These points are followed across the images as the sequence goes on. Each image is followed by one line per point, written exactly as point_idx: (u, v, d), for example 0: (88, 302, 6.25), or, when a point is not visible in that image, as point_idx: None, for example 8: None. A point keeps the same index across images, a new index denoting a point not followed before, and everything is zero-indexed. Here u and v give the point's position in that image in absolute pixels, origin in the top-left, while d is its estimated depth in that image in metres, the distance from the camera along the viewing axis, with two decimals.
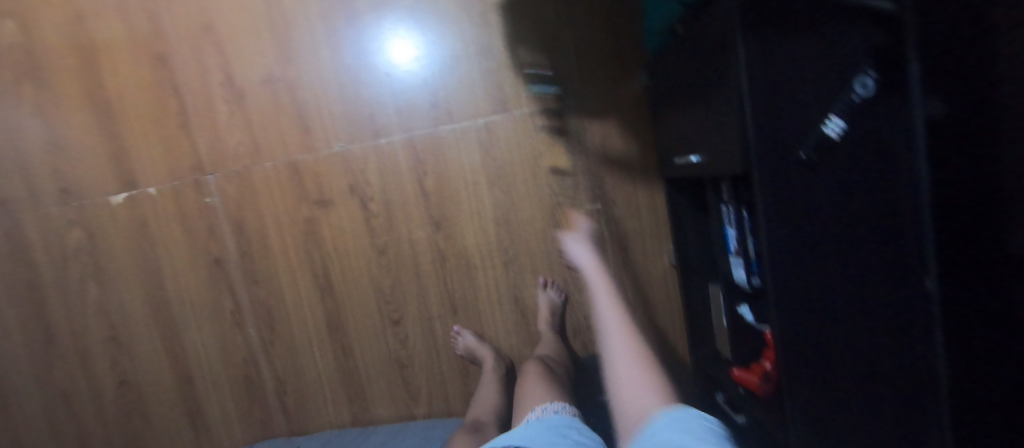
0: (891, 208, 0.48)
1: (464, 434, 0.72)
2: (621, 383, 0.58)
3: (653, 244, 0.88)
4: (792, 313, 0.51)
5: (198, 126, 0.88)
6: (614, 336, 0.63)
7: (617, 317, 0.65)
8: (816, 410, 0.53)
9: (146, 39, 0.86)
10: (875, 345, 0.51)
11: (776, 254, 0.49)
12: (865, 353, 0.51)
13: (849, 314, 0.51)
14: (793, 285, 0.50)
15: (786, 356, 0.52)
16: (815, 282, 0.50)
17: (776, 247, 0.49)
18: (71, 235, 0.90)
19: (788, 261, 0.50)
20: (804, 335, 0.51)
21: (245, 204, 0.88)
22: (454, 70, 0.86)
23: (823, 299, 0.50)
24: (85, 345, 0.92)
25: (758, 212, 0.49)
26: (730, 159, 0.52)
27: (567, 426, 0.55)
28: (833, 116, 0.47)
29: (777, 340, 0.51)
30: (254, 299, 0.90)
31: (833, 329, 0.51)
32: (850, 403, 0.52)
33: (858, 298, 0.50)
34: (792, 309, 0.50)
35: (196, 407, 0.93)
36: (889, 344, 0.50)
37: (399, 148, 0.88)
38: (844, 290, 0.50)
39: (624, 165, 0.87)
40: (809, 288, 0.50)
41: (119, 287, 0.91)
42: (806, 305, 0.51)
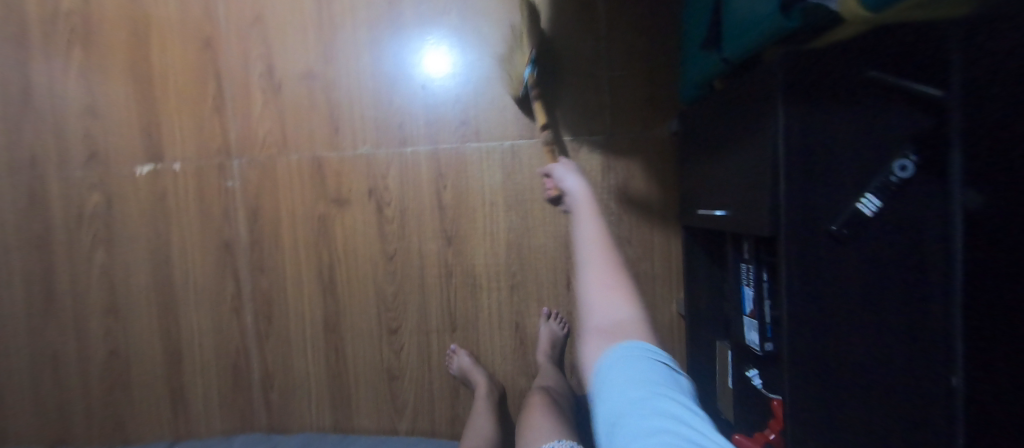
0: (920, 295, 0.47)
1: None
2: (587, 289, 0.48)
3: (664, 290, 0.87)
4: (805, 389, 0.49)
5: (232, 110, 0.89)
6: (590, 247, 0.51)
7: (597, 230, 0.52)
8: None
9: (197, 22, 0.89)
10: (890, 435, 0.48)
11: (795, 325, 0.48)
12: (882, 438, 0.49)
13: (866, 398, 0.48)
14: (809, 358, 0.48)
15: (794, 432, 0.49)
16: (832, 359, 0.48)
17: (796, 317, 0.48)
18: (91, 199, 0.91)
19: (807, 333, 0.48)
20: (815, 412, 0.49)
21: (264, 193, 0.89)
22: (488, 91, 0.87)
23: (838, 377, 0.48)
24: (83, 309, 0.92)
25: (782, 278, 0.48)
26: (756, 219, 0.52)
27: None
28: (869, 193, 0.46)
29: (788, 413, 0.49)
30: (256, 288, 0.90)
31: (847, 411, 0.49)
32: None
33: (877, 382, 0.48)
34: (806, 383, 0.49)
35: (181, 389, 0.92)
36: (907, 432, 0.48)
37: (423, 159, 0.88)
38: (864, 369, 0.48)
39: (644, 206, 0.86)
40: (825, 364, 0.48)
41: (127, 256, 0.91)
42: (820, 382, 0.49)
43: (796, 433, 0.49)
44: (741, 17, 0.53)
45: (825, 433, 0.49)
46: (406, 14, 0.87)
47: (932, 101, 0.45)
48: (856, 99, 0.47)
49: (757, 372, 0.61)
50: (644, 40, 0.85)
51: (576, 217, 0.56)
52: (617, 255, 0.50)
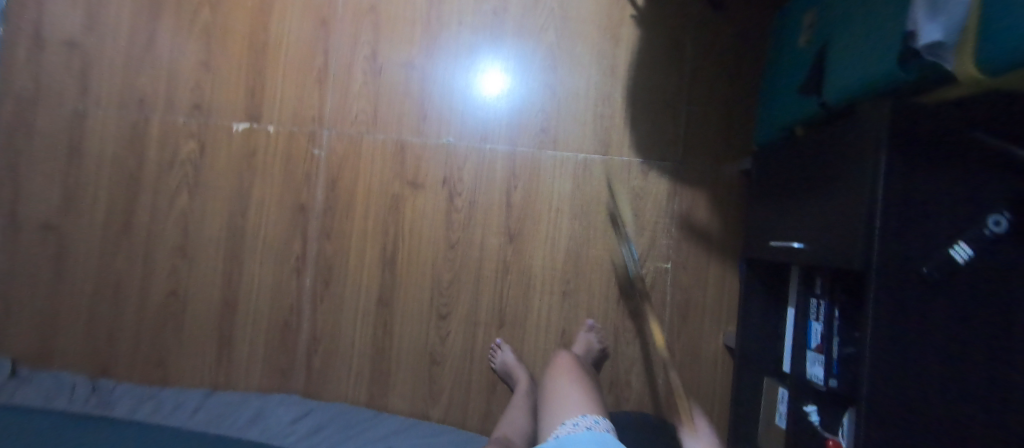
0: (993, 346, 0.49)
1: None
2: None
3: (713, 322, 0.88)
4: (874, 433, 0.51)
5: (333, 85, 0.96)
6: None
7: None
8: None
9: (318, 3, 0.97)
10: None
11: (876, 361, 0.50)
12: None
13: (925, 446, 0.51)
14: (885, 400, 0.51)
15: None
16: (903, 402, 0.51)
17: (877, 354, 0.50)
18: (186, 145, 0.98)
19: (885, 371, 0.50)
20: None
21: (346, 165, 0.95)
22: (572, 105, 0.92)
23: (905, 421, 0.51)
24: (154, 245, 0.97)
25: (868, 311, 0.50)
26: (842, 252, 0.54)
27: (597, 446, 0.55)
28: (962, 242, 0.49)
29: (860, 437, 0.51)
30: (321, 252, 0.94)
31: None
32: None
33: (937, 433, 0.51)
34: (878, 425, 0.51)
35: (228, 338, 0.94)
36: None
37: (500, 157, 0.93)
38: (940, 404, 0.50)
39: (704, 237, 0.89)
40: (899, 407, 0.51)
41: (206, 202, 0.96)
42: (892, 425, 0.51)
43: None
44: (846, 65, 0.57)
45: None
46: (508, 25, 0.94)
47: None
48: (956, 155, 0.50)
49: (815, 408, 0.62)
50: (725, 82, 0.90)
51: None
52: None
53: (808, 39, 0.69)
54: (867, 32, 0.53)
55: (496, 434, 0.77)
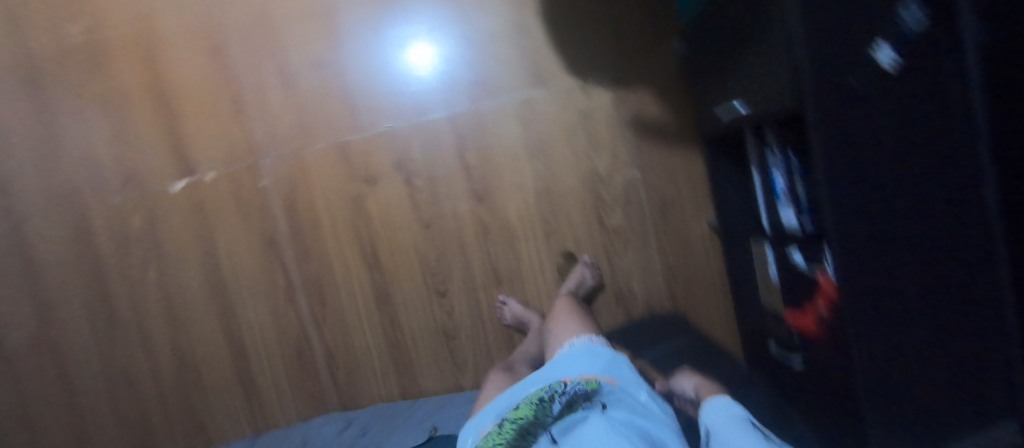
0: None
1: (500, 372, 0.84)
2: None
3: (693, 209, 0.90)
4: (860, 275, 0.48)
5: (252, 112, 0.93)
6: None
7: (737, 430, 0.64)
8: (891, 346, 0.48)
9: (204, 33, 0.92)
10: None
11: (839, 201, 0.47)
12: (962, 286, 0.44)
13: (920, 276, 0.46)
14: (858, 238, 0.48)
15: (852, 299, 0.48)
16: (872, 231, 0.47)
17: (837, 194, 0.47)
18: (133, 220, 0.95)
19: (850, 209, 0.48)
20: (869, 300, 0.48)
21: (296, 185, 0.93)
22: (492, 48, 0.90)
23: (881, 252, 0.47)
24: (145, 326, 0.97)
25: (815, 149, 0.47)
26: (781, 94, 0.55)
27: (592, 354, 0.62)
28: (881, 45, 0.43)
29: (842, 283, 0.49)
30: (305, 275, 0.94)
31: (900, 302, 0.47)
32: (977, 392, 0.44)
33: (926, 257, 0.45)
34: (859, 264, 0.48)
35: (251, 384, 0.96)
36: None
37: (442, 125, 0.91)
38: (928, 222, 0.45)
39: (661, 132, 0.89)
40: (872, 236, 0.47)
41: (177, 268, 0.95)
42: (864, 259, 0.48)
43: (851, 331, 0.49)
44: None
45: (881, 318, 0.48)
46: None
47: None
48: None
49: (797, 250, 0.65)
50: None
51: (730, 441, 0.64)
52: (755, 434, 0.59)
53: None
54: None
55: (507, 360, 0.90)
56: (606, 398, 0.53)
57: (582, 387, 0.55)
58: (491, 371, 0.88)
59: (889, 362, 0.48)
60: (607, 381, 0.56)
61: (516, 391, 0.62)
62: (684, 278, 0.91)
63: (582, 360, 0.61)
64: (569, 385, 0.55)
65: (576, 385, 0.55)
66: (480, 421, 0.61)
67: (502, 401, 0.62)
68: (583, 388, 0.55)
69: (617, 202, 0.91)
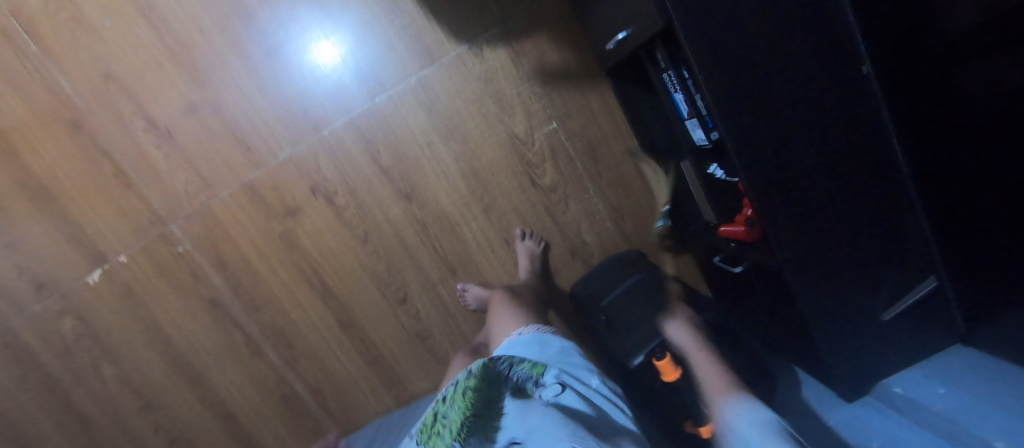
0: (813, 25, 0.46)
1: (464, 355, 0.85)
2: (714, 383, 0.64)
3: (620, 143, 0.88)
4: (760, 169, 0.48)
5: (141, 179, 0.86)
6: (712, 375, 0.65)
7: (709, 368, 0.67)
8: (798, 228, 0.51)
9: (55, 110, 0.83)
10: (836, 181, 0.50)
11: (723, 106, 0.46)
12: (830, 156, 0.50)
13: (823, 169, 0.50)
14: (749, 136, 0.47)
15: (760, 195, 0.49)
16: (774, 144, 0.48)
17: (719, 99, 0.46)
18: (65, 325, 0.90)
19: (737, 111, 0.47)
20: (774, 190, 0.49)
21: (217, 239, 0.88)
22: (369, 36, 0.82)
23: (786, 161, 0.49)
24: (123, 421, 0.95)
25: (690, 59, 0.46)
26: (650, 11, 0.52)
27: (545, 342, 0.62)
28: None
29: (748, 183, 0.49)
30: (261, 324, 0.91)
31: (798, 184, 0.50)
32: (877, 245, 0.54)
33: (822, 153, 0.49)
34: (757, 161, 0.48)
35: (250, 440, 0.96)
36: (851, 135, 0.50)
37: (344, 133, 0.85)
38: (797, 108, 0.48)
39: (567, 76, 0.85)
40: (761, 130, 0.48)
41: (131, 357, 0.92)
42: (762, 155, 0.48)
43: (781, 241, 0.50)
44: None
45: (798, 222, 0.51)
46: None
47: None
48: None
49: (718, 165, 0.65)
50: None
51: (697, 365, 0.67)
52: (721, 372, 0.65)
53: None
54: None
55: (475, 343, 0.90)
56: (556, 376, 0.54)
57: (532, 372, 0.55)
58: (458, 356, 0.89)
59: (800, 243, 0.51)
60: (553, 363, 0.57)
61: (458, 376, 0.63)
62: (629, 214, 0.90)
63: (523, 349, 0.61)
64: (516, 373, 0.55)
65: (522, 371, 0.55)
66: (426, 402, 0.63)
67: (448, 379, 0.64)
68: (531, 374, 0.55)
69: (545, 160, 0.88)
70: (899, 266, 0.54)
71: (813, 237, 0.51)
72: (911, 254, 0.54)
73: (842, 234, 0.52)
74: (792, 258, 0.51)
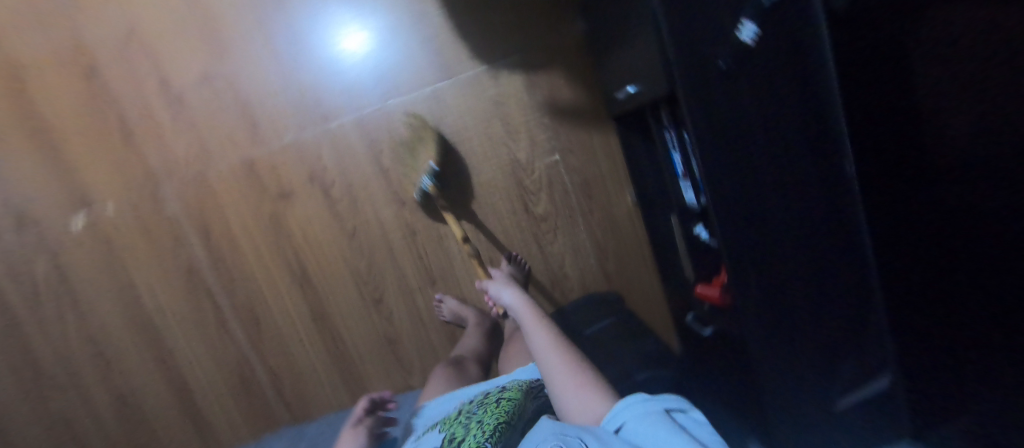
0: (804, 121, 0.49)
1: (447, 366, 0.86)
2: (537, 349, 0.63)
3: (615, 186, 0.89)
4: (738, 244, 0.49)
5: (143, 137, 0.86)
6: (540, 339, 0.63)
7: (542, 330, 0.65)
8: (768, 306, 0.51)
9: (72, 55, 0.84)
10: (806, 266, 0.52)
11: (713, 178, 0.47)
12: (804, 242, 0.52)
13: (796, 254, 0.52)
14: (733, 213, 0.48)
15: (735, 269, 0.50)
16: (755, 221, 0.49)
17: (709, 168, 0.47)
18: (38, 265, 0.90)
19: (725, 187, 0.48)
20: (752, 267, 0.50)
21: (207, 208, 0.88)
22: (394, 42, 0.85)
23: (766, 244, 0.50)
24: (75, 371, 0.94)
25: (688, 127, 0.46)
26: (657, 75, 0.54)
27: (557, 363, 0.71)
28: (745, 21, 0.45)
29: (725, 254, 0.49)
30: (234, 300, 0.91)
31: (775, 266, 0.51)
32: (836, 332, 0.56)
33: (799, 241, 0.51)
34: (738, 235, 0.49)
35: (199, 412, 0.95)
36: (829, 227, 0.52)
37: (351, 129, 0.87)
38: (779, 194, 0.50)
39: (575, 112, 0.87)
40: (743, 209, 0.49)
41: (96, 308, 0.91)
42: (743, 231, 0.49)
43: (750, 314, 0.51)
44: None
45: (772, 303, 0.52)
46: None
47: None
48: None
49: (702, 227, 0.65)
50: None
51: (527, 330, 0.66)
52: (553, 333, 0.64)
53: None
54: None
55: (452, 354, 0.89)
56: None
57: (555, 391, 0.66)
58: (437, 369, 0.87)
59: (769, 321, 0.52)
60: None
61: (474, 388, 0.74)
62: (614, 255, 0.92)
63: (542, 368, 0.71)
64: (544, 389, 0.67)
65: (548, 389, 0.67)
66: (438, 408, 0.73)
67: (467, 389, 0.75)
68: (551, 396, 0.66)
69: (541, 189, 0.89)
70: (852, 356, 0.56)
71: (781, 316, 0.52)
72: (865, 347, 0.57)
73: (806, 316, 0.54)
74: (761, 335, 0.52)
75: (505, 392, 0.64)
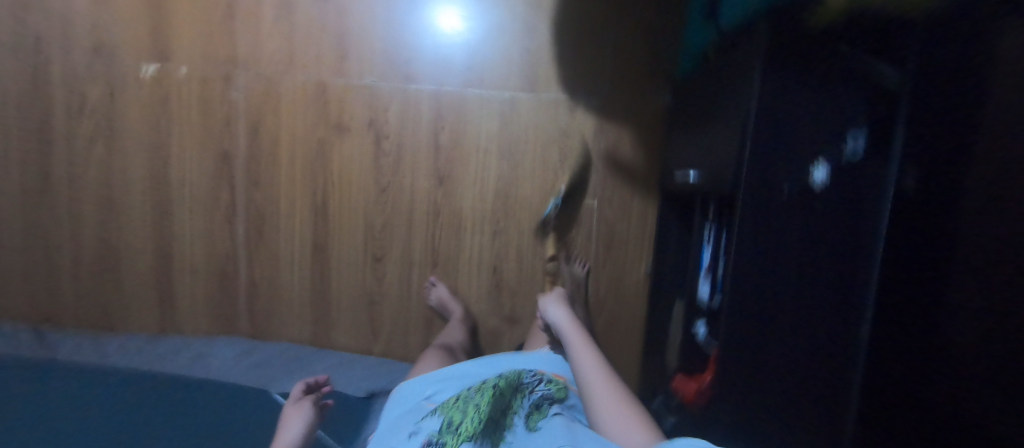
0: (841, 264, 0.53)
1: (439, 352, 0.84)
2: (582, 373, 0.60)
3: (636, 253, 0.92)
4: (739, 339, 0.54)
5: (242, 22, 0.90)
6: (597, 382, 0.58)
7: (595, 368, 0.59)
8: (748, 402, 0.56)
9: None
10: (789, 389, 0.55)
11: (736, 276, 0.52)
12: (797, 367, 0.54)
13: (788, 375, 0.55)
14: (745, 313, 0.53)
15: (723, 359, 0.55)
16: (761, 340, 0.54)
17: (737, 269, 0.52)
18: (93, 91, 0.93)
19: (745, 289, 0.52)
20: (745, 364, 0.55)
21: (267, 109, 0.92)
22: (498, 41, 0.89)
23: (766, 353, 0.54)
24: (78, 198, 0.95)
25: (734, 225, 0.51)
26: (721, 173, 0.58)
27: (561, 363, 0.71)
28: (820, 163, 0.50)
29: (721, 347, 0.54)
30: (250, 200, 0.94)
31: (765, 376, 0.55)
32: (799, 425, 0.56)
33: (795, 365, 0.54)
34: (741, 332, 0.54)
35: (170, 286, 0.97)
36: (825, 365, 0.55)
37: (425, 97, 0.91)
38: (796, 317, 0.53)
39: (629, 172, 0.90)
40: (756, 314, 0.53)
41: (125, 151, 0.94)
42: (750, 332, 0.54)
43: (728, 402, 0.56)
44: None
45: (750, 401, 0.56)
46: None
47: (885, 89, 0.50)
48: (824, 77, 0.49)
49: (703, 324, 0.67)
50: (653, 11, 0.87)
51: (570, 348, 0.64)
52: (611, 372, 0.59)
53: None
54: None
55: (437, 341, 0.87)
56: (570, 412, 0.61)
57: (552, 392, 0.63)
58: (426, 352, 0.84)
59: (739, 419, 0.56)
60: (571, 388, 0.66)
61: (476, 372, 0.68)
62: (607, 315, 0.93)
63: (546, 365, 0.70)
64: (537, 389, 0.64)
65: (543, 388, 0.64)
66: (433, 384, 0.68)
67: (466, 371, 0.69)
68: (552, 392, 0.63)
69: (568, 226, 0.92)
70: None
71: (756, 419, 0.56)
72: None
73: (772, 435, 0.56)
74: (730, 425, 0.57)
75: (502, 380, 0.63)
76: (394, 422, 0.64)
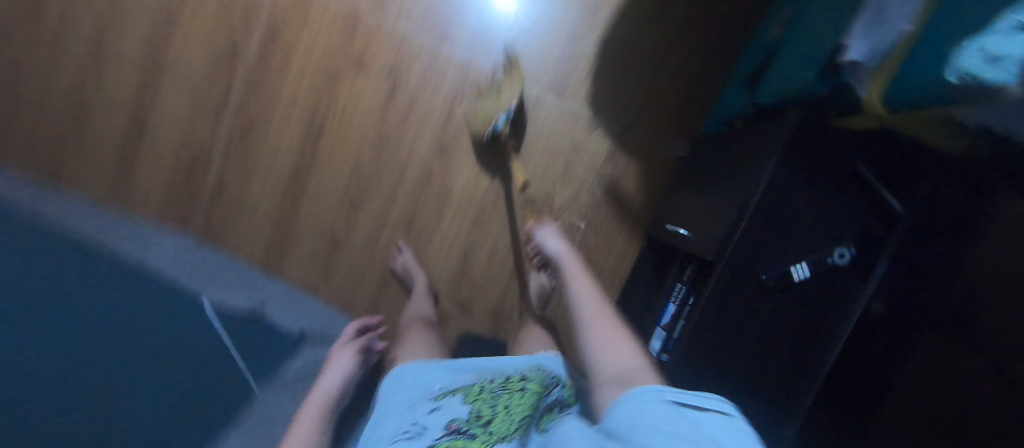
0: (788, 360, 0.56)
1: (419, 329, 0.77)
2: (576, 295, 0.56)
3: (603, 285, 0.92)
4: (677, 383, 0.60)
5: None
6: (588, 305, 0.53)
7: (591, 293, 0.56)
8: None
9: None
10: None
11: (698, 329, 0.58)
12: None
13: None
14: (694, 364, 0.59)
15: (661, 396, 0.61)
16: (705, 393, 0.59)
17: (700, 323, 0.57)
18: None
19: (701, 342, 0.58)
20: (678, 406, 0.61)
21: (291, 17, 0.87)
22: (544, 35, 0.87)
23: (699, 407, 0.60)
24: (62, 36, 0.88)
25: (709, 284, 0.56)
26: (709, 237, 0.60)
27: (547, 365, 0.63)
28: (803, 263, 0.53)
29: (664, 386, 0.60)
30: (243, 102, 0.89)
31: None
32: None
33: None
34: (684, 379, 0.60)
35: (132, 158, 0.92)
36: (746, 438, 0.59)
37: (454, 64, 0.88)
38: (738, 387, 0.58)
39: (624, 206, 0.90)
40: (705, 368, 0.59)
41: (129, 7, 0.87)
42: (692, 380, 0.60)
43: None
44: (783, 74, 0.59)
45: None
46: None
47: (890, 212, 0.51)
48: (832, 182, 0.52)
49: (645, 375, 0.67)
50: (698, 63, 0.88)
51: (564, 275, 0.61)
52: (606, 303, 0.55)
53: (776, 36, 0.68)
54: (819, 36, 0.54)
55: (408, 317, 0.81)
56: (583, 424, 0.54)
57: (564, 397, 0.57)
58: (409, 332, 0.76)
59: None
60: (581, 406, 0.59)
61: (494, 364, 0.64)
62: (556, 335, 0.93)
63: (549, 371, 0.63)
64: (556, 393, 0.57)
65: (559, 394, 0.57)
66: (446, 374, 0.63)
67: (483, 363, 0.64)
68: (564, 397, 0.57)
69: None
70: None
71: None
72: None
73: None
74: None
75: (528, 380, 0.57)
76: (402, 407, 0.58)
